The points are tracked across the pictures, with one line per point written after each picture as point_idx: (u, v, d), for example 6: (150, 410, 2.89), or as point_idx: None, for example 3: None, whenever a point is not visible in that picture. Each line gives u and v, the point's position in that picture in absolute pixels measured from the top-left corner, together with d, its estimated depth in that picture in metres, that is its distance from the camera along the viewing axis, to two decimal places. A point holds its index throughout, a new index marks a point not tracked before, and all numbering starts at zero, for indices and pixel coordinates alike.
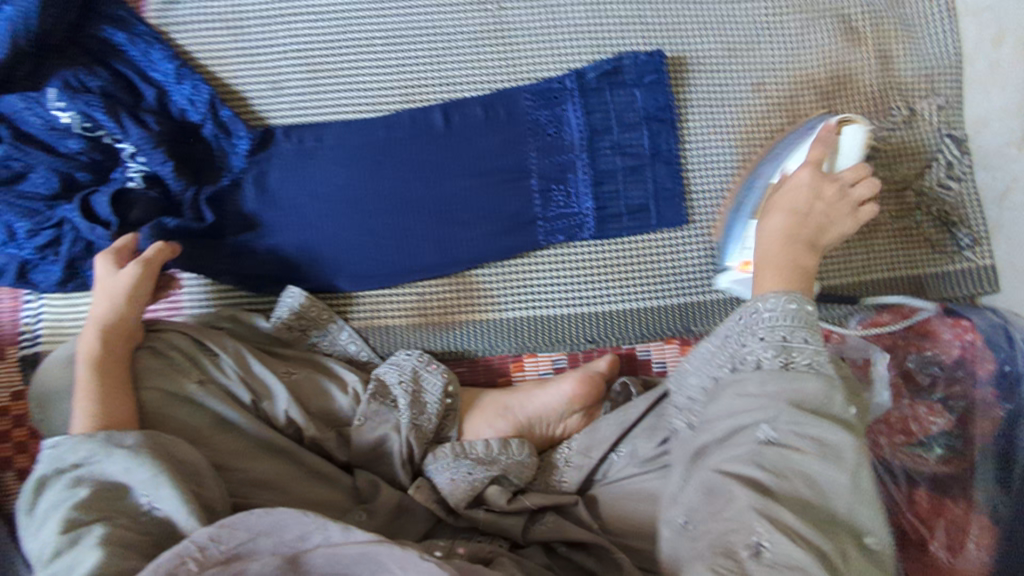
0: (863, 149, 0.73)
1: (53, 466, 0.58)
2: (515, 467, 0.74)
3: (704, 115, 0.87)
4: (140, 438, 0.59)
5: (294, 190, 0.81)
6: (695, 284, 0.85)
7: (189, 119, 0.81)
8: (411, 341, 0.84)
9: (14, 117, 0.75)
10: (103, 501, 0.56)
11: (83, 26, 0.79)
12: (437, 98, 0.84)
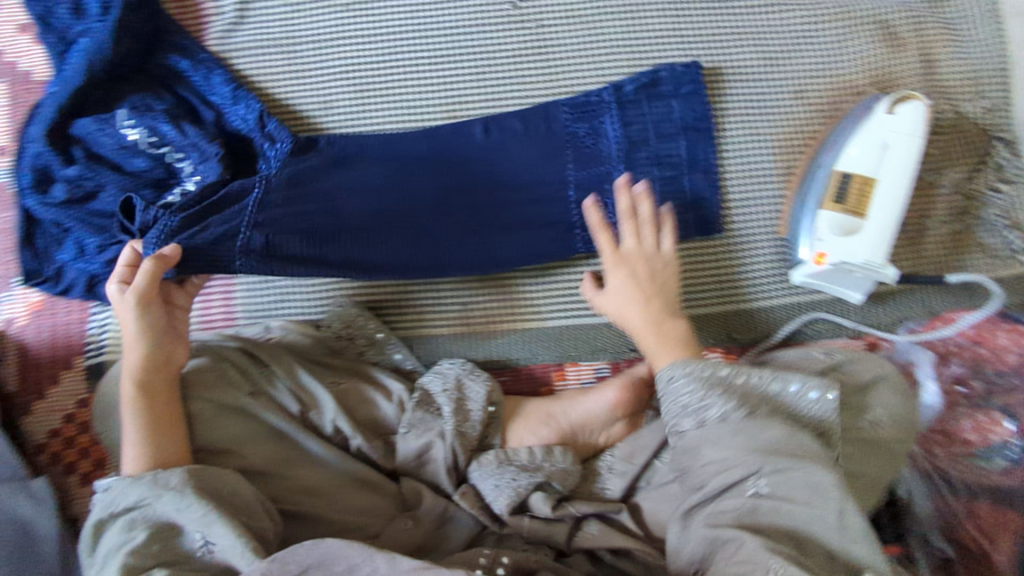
0: (925, 123, 0.78)
1: (106, 510, 0.61)
2: (559, 474, 0.75)
3: (744, 124, 0.87)
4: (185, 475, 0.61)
5: (334, 190, 0.81)
6: (737, 292, 0.86)
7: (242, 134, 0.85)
8: (456, 350, 0.86)
9: (88, 139, 0.80)
10: (157, 543, 0.59)
11: (152, 55, 0.85)
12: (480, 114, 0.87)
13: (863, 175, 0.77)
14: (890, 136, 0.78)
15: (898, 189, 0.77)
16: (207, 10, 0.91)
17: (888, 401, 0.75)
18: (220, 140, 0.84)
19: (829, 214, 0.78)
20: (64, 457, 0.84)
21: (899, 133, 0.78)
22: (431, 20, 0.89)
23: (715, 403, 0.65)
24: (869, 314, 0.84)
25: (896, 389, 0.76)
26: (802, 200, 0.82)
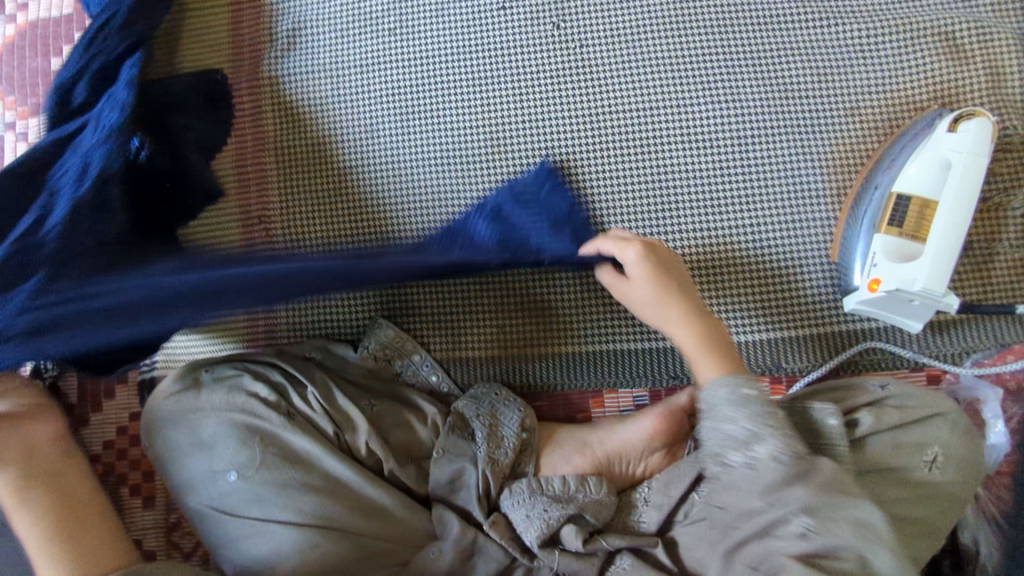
0: (991, 141, 0.73)
1: None
2: (593, 503, 0.73)
3: (791, 143, 0.83)
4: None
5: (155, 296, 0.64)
6: (788, 319, 0.81)
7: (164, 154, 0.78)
8: (491, 373, 0.85)
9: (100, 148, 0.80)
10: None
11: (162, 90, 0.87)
12: (520, 135, 0.87)
13: (920, 199, 0.74)
14: (952, 154, 0.73)
15: (960, 209, 0.72)
16: (261, 40, 0.94)
17: (947, 438, 0.70)
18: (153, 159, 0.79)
19: (883, 236, 0.75)
20: (118, 470, 0.88)
21: (962, 150, 0.72)
22: (472, 42, 0.90)
23: (765, 439, 0.61)
24: (931, 345, 0.78)
25: (959, 428, 0.70)
26: (857, 224, 0.78)
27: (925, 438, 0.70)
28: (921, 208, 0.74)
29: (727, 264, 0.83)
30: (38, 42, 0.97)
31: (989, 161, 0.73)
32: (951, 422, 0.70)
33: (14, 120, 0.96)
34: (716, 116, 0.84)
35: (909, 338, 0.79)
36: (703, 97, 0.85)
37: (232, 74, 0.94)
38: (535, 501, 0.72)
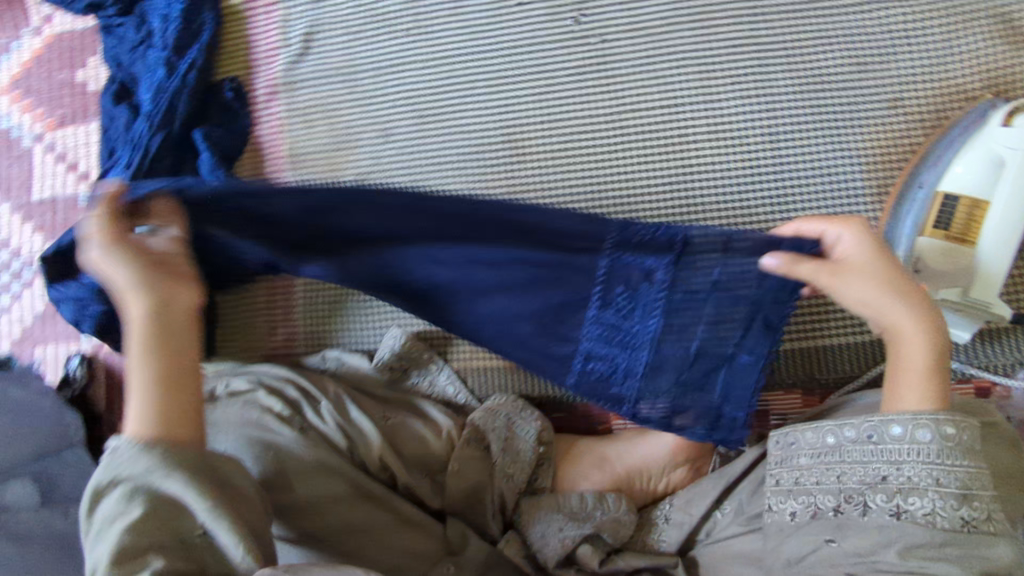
0: None
1: (110, 474, 0.51)
2: (611, 524, 0.70)
3: (829, 137, 0.78)
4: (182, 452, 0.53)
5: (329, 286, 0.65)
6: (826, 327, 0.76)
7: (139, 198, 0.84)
8: (507, 383, 0.83)
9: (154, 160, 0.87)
10: (157, 522, 0.50)
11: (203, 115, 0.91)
12: (540, 138, 0.85)
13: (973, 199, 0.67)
14: (1005, 150, 0.67)
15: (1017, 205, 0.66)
16: (275, 44, 0.92)
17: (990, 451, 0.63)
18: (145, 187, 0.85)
19: (928, 241, 0.68)
20: None
21: (1014, 146, 0.66)
22: (489, 41, 0.87)
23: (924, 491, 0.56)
24: (979, 355, 0.73)
25: (1004, 439, 0.64)
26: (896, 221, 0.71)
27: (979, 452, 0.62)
28: (971, 208, 0.67)
29: None
30: (65, 54, 0.98)
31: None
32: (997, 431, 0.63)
33: (42, 132, 0.98)
34: (746, 111, 0.80)
35: (955, 348, 0.73)
36: (733, 91, 0.80)
37: (247, 80, 0.93)
38: (553, 519, 0.70)
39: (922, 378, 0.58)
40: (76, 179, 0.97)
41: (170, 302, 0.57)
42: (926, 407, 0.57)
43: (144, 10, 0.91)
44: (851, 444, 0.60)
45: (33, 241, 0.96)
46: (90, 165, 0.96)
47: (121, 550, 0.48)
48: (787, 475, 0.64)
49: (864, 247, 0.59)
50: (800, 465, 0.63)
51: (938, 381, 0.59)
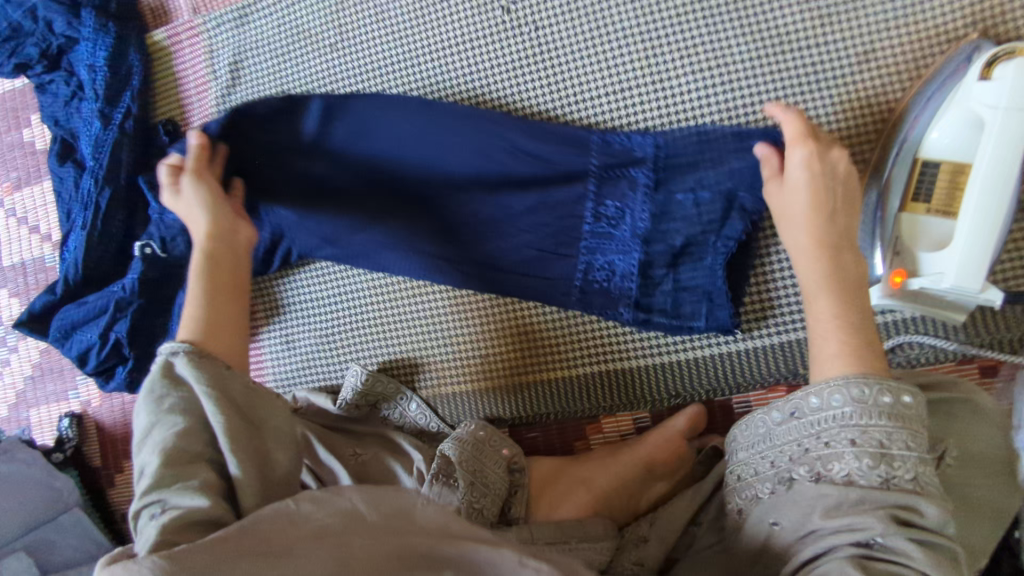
0: None
1: (164, 374, 0.55)
2: (586, 553, 0.66)
3: (791, 107, 0.71)
4: (235, 379, 0.56)
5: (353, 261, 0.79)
6: (804, 320, 0.71)
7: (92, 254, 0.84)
8: (480, 408, 0.81)
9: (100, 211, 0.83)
10: (203, 436, 0.53)
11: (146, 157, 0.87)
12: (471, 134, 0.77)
13: (951, 168, 0.60)
14: (982, 109, 0.57)
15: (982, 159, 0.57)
16: (204, 79, 0.90)
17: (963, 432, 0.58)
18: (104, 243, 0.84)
19: (908, 219, 0.62)
20: None
21: (993, 102, 0.56)
22: (420, 47, 0.81)
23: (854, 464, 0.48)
24: (976, 333, 0.66)
25: (984, 420, 0.58)
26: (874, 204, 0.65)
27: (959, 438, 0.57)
28: (947, 180, 0.60)
29: None
30: (10, 115, 0.98)
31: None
32: (973, 408, 0.58)
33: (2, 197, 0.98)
34: (699, 90, 0.73)
35: (950, 326, 0.66)
36: (683, 70, 0.73)
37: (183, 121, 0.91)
38: None
39: (837, 347, 0.53)
40: (40, 241, 0.97)
41: (222, 225, 0.67)
42: (842, 372, 0.51)
43: (70, 62, 0.88)
44: (778, 426, 0.54)
45: (10, 306, 0.97)
46: (50, 225, 0.96)
47: (168, 455, 0.51)
48: (749, 471, 0.56)
49: (803, 177, 0.57)
50: (738, 460, 0.58)
51: (870, 354, 0.52)
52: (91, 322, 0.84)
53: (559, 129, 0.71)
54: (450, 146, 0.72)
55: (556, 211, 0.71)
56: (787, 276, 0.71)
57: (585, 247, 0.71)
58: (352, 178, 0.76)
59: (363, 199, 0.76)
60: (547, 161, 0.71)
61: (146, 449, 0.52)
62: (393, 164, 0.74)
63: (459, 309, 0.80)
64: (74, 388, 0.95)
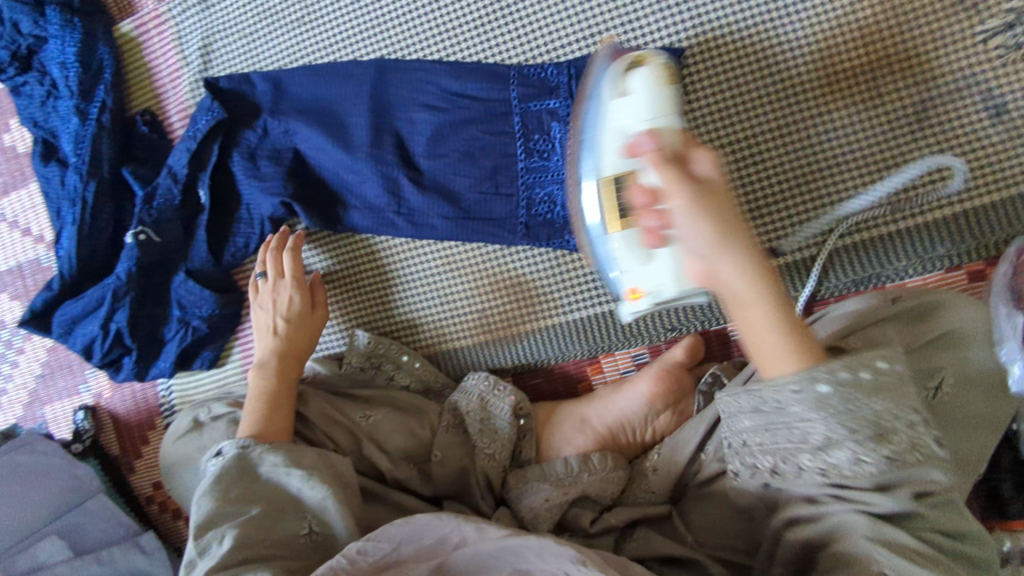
0: (660, 87, 0.57)
1: (233, 465, 0.66)
2: (597, 484, 0.68)
3: (763, 35, 0.72)
4: (312, 460, 0.67)
5: (326, 212, 0.84)
6: (788, 241, 0.73)
7: (83, 245, 0.85)
8: (482, 360, 0.82)
9: (86, 203, 0.84)
10: (270, 520, 0.62)
11: (127, 148, 0.89)
12: (432, 84, 0.80)
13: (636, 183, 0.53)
14: (641, 122, 0.55)
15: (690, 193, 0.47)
16: (176, 66, 0.90)
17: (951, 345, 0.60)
18: (96, 235, 0.86)
19: (621, 236, 0.56)
20: (169, 506, 0.93)
21: (638, 115, 0.56)
22: (389, 12, 0.83)
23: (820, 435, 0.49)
24: (962, 238, 0.68)
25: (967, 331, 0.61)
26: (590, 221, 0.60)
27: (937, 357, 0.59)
28: (643, 198, 0.51)
29: None
30: None
31: (673, 113, 0.57)
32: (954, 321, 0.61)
33: None
34: (669, 28, 0.74)
35: (936, 237, 0.68)
36: (649, 10, 0.75)
37: (159, 108, 0.91)
38: (540, 487, 0.69)
39: (783, 343, 0.49)
40: (33, 242, 0.98)
41: (299, 337, 0.81)
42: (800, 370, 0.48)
43: (41, 61, 0.89)
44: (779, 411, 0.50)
45: (12, 309, 0.99)
46: (41, 226, 0.97)
47: (244, 533, 0.59)
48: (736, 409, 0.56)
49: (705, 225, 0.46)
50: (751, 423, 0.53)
51: (801, 335, 0.49)
52: (91, 315, 0.85)
53: (483, 68, 0.79)
54: (418, 90, 0.80)
55: (489, 151, 0.78)
56: (766, 204, 0.73)
57: (522, 183, 0.77)
58: (321, 144, 0.82)
59: (334, 157, 0.82)
60: (479, 100, 0.79)
61: (210, 535, 0.59)
62: (355, 122, 0.81)
63: (451, 269, 0.83)
64: (84, 381, 0.96)
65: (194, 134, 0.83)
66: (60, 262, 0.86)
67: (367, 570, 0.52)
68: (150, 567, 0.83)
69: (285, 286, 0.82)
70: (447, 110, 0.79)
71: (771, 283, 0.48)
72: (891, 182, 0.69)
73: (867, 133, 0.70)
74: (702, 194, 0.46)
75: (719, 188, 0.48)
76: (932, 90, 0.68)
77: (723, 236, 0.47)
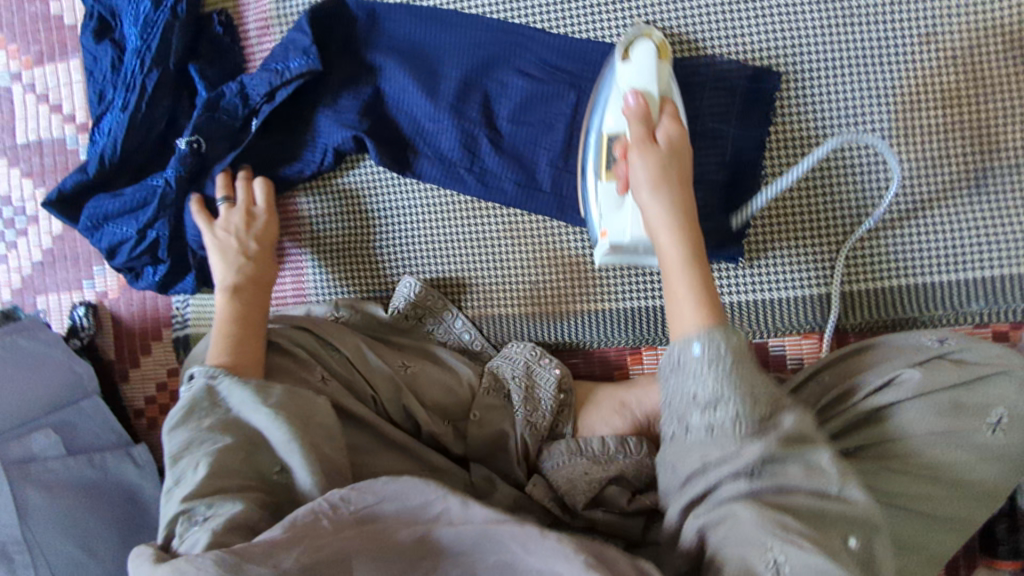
0: (662, 62, 0.70)
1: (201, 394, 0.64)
2: (633, 467, 0.71)
3: (856, 78, 0.77)
4: (282, 399, 0.62)
5: (392, 154, 0.83)
6: (849, 271, 0.78)
7: (128, 137, 0.81)
8: (525, 330, 0.83)
9: (144, 92, 0.80)
10: (244, 452, 0.60)
11: (195, 46, 0.85)
12: (530, 54, 0.81)
13: (623, 139, 0.68)
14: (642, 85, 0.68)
15: (651, 149, 0.63)
16: None
17: (1016, 395, 0.61)
18: (146, 129, 0.82)
19: (603, 185, 0.69)
20: (160, 423, 0.89)
21: (641, 76, 0.69)
22: None
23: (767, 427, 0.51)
24: (993, 301, 0.76)
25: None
26: (583, 176, 0.74)
27: (988, 397, 0.61)
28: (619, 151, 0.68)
29: (786, 217, 0.79)
30: None
31: (666, 82, 0.69)
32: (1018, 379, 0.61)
33: (20, 70, 0.92)
34: (773, 49, 0.78)
35: (973, 295, 0.76)
36: (758, 28, 0.78)
37: (236, 11, 0.87)
38: (575, 462, 0.71)
39: (693, 295, 0.57)
40: (61, 121, 0.91)
41: (267, 268, 0.78)
42: (700, 325, 0.55)
43: None
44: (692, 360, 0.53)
45: (21, 187, 0.92)
46: (74, 106, 0.91)
47: (217, 463, 0.57)
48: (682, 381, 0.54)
49: (650, 168, 0.62)
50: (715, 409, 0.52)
51: (713, 303, 0.57)
52: (128, 214, 0.81)
53: (585, 46, 0.80)
54: (516, 53, 0.81)
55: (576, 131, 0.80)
56: (830, 237, 0.78)
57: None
58: (408, 86, 0.81)
59: (419, 101, 0.81)
60: (575, 75, 0.80)
61: (181, 464, 0.58)
62: (446, 73, 0.81)
63: (508, 234, 0.83)
64: (88, 277, 0.91)
65: (280, 73, 0.79)
66: (97, 152, 0.81)
67: (349, 518, 0.53)
68: (141, 480, 0.80)
69: (259, 213, 0.81)
70: (545, 81, 0.80)
71: (693, 238, 0.60)
72: (941, 239, 0.77)
73: (931, 187, 0.77)
74: (650, 152, 0.63)
75: (666, 151, 0.64)
76: (994, 160, 0.75)
77: (660, 180, 0.62)
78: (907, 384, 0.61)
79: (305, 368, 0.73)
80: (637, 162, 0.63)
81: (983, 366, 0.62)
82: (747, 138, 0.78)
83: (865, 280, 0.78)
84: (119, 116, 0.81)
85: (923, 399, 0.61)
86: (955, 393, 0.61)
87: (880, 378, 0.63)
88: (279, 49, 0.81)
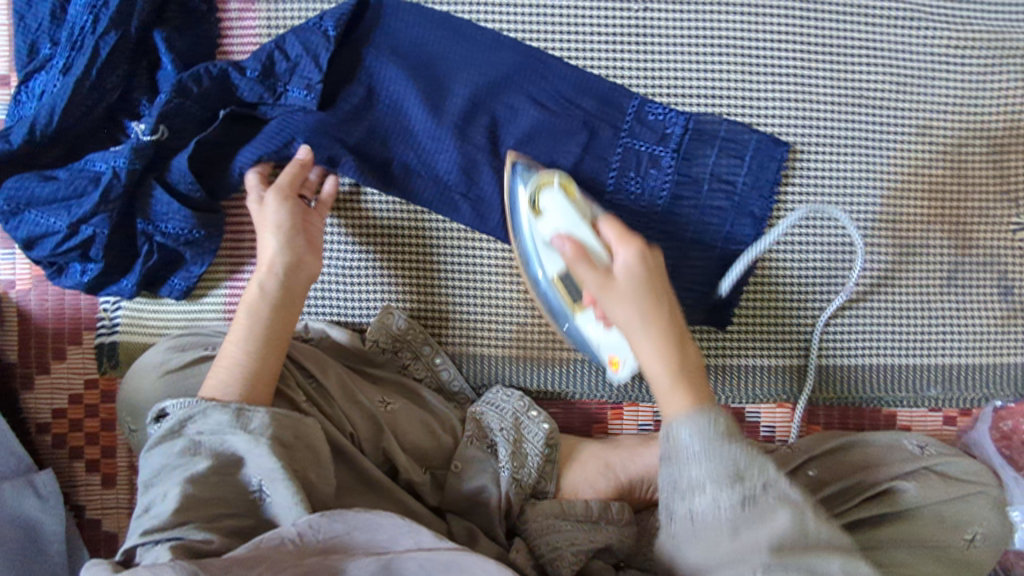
0: (575, 198, 0.67)
1: (179, 419, 0.55)
2: (616, 536, 0.68)
3: (855, 157, 0.79)
4: (268, 420, 0.55)
5: (378, 165, 0.75)
6: (827, 347, 0.80)
7: (69, 106, 0.68)
8: (507, 374, 0.79)
9: (95, 56, 0.68)
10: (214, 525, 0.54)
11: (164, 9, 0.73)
12: (545, 83, 0.76)
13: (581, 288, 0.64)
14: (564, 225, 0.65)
15: (610, 291, 0.58)
16: None
17: (985, 516, 0.66)
18: (95, 100, 0.69)
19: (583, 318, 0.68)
20: (69, 443, 0.77)
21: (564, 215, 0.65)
22: None
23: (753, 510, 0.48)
24: (949, 388, 0.80)
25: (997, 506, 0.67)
26: (555, 315, 0.72)
27: (967, 517, 0.65)
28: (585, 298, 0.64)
29: (772, 285, 0.80)
30: None
31: (591, 210, 0.67)
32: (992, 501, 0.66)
33: None
34: (786, 119, 0.79)
35: (931, 381, 0.80)
36: (773, 94, 0.78)
37: None
38: (563, 528, 0.67)
39: (680, 392, 0.53)
40: None
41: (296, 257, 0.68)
42: (689, 417, 0.51)
43: None
44: (683, 443, 0.50)
45: None
46: None
47: (185, 496, 0.52)
48: (674, 462, 0.50)
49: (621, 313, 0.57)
50: (698, 480, 0.49)
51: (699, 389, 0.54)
52: (58, 205, 0.68)
53: (602, 86, 0.77)
54: (531, 79, 0.76)
55: (585, 173, 0.76)
56: (814, 311, 0.80)
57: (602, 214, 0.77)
58: (410, 95, 0.74)
59: (421, 114, 0.75)
60: (589, 113, 0.76)
61: (155, 496, 0.54)
62: (452, 87, 0.75)
63: (517, 275, 0.78)
64: None
65: (276, 94, 0.72)
66: (26, 121, 0.68)
67: (314, 546, 0.50)
68: (43, 516, 0.69)
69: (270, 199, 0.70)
70: (558, 114, 0.76)
71: (680, 355, 0.55)
72: (913, 324, 0.80)
73: (912, 275, 0.80)
74: (614, 296, 0.57)
75: (627, 289, 0.57)
76: (967, 254, 0.80)
77: (641, 318, 0.56)
78: (904, 497, 0.65)
79: (289, 385, 0.66)
80: (600, 298, 0.58)
81: (967, 485, 0.67)
82: (751, 205, 0.78)
83: (840, 358, 0.80)
84: (61, 82, 0.68)
85: (911, 514, 0.64)
86: (941, 509, 0.65)
87: (876, 487, 0.66)
88: (283, 67, 0.72)
